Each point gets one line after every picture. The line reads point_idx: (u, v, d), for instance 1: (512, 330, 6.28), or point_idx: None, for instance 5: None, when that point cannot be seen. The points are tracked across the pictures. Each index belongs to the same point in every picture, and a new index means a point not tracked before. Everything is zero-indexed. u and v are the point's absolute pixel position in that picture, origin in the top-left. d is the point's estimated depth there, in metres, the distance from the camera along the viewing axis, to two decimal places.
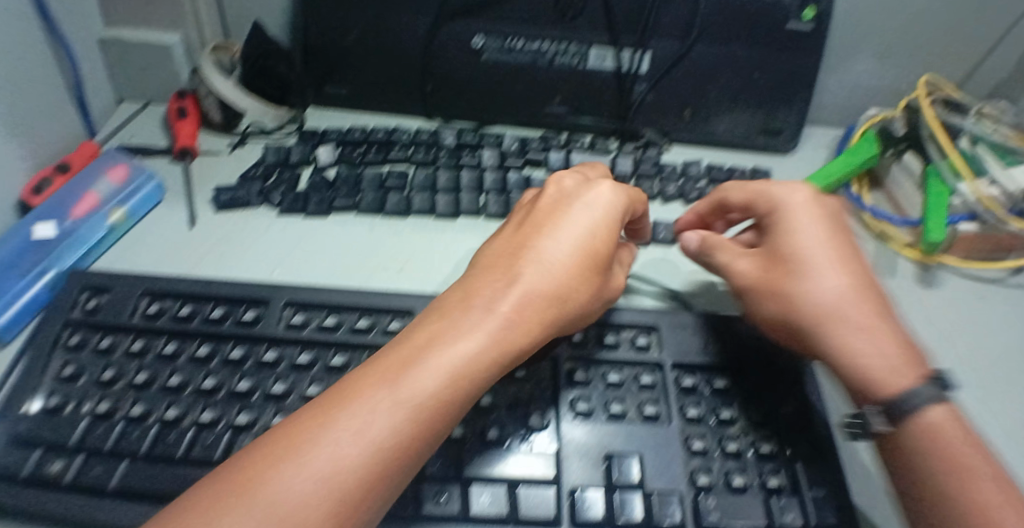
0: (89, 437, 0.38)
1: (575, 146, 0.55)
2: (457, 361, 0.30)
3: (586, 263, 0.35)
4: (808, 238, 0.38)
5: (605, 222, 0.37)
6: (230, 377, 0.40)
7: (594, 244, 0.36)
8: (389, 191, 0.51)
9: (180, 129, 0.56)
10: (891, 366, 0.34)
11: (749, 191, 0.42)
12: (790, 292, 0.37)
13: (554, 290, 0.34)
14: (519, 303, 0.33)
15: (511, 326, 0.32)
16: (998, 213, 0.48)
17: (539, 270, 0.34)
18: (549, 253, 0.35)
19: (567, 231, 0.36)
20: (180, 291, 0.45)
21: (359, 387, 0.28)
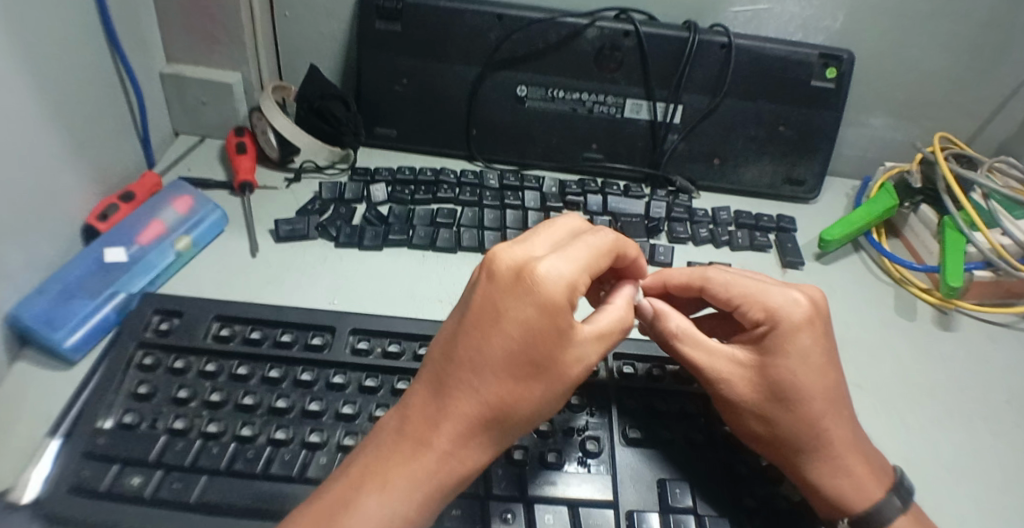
0: (168, 452, 0.40)
1: (611, 190, 0.58)
2: (460, 448, 0.31)
3: (507, 368, 0.30)
4: (793, 366, 0.36)
5: (548, 325, 0.30)
6: (301, 399, 0.43)
7: (525, 343, 0.30)
8: (439, 226, 0.55)
9: (239, 164, 0.60)
10: (856, 488, 0.37)
11: (736, 290, 0.39)
12: (765, 415, 0.37)
13: (483, 405, 0.31)
14: (453, 428, 0.31)
15: (443, 450, 0.31)
16: (1012, 262, 0.50)
17: (460, 382, 0.31)
18: (470, 360, 0.30)
19: (491, 329, 0.30)
20: (248, 316, 0.48)
21: (380, 479, 0.30)
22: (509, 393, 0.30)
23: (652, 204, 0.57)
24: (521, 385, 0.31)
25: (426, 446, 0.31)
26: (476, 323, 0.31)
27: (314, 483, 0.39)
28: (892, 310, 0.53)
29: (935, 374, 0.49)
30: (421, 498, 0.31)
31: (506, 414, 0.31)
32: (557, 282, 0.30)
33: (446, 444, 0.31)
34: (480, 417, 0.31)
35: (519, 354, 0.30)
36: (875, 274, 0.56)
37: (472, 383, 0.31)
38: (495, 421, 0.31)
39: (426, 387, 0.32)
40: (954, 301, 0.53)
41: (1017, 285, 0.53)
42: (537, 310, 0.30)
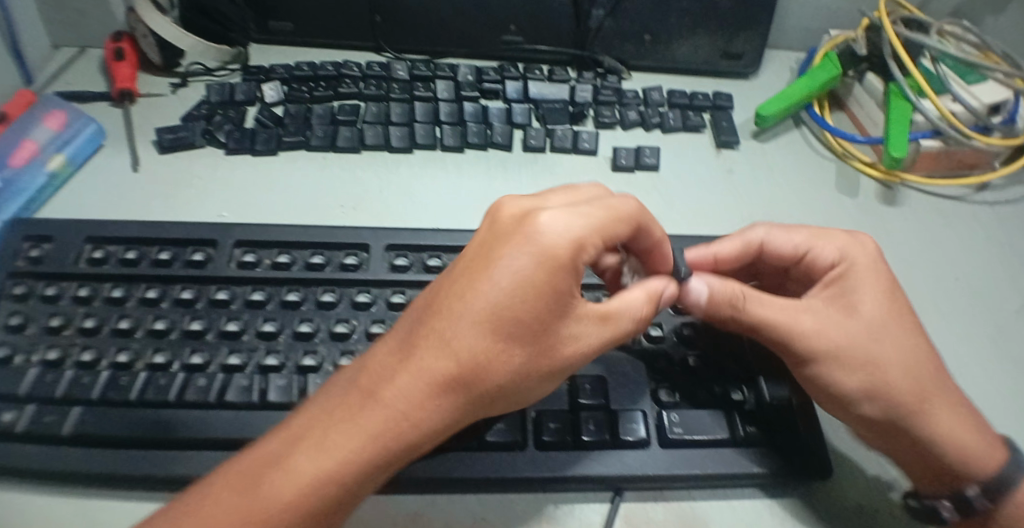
0: (39, 386, 0.36)
1: (532, 75, 0.52)
2: (421, 411, 0.27)
3: (484, 331, 0.27)
4: (880, 305, 0.35)
5: (538, 274, 0.27)
6: (181, 318, 0.39)
7: (508, 304, 0.27)
8: (340, 125, 0.49)
9: (118, 71, 0.53)
10: (981, 445, 0.34)
11: (795, 241, 0.38)
12: (870, 365, 0.33)
13: (445, 370, 0.27)
14: (405, 390, 0.27)
15: (391, 414, 0.27)
16: (961, 130, 0.47)
17: (426, 336, 0.28)
18: (449, 317, 0.27)
19: (476, 282, 0.27)
20: (126, 235, 0.43)
21: (321, 429, 0.27)
22: (482, 348, 0.27)
23: (577, 87, 0.51)
24: (500, 348, 0.27)
25: (374, 394, 0.28)
26: (464, 270, 0.28)
27: (193, 406, 0.36)
28: (831, 186, 0.49)
29: (878, 250, 0.46)
30: (367, 460, 0.27)
31: (474, 376, 0.27)
32: (551, 236, 0.27)
33: (400, 402, 0.27)
34: (441, 387, 0.27)
35: (499, 315, 0.27)
36: (815, 149, 0.52)
37: (439, 337, 0.27)
38: (461, 381, 0.27)
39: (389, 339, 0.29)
40: (899, 175, 0.49)
41: (969, 156, 0.50)
42: (525, 258, 0.27)
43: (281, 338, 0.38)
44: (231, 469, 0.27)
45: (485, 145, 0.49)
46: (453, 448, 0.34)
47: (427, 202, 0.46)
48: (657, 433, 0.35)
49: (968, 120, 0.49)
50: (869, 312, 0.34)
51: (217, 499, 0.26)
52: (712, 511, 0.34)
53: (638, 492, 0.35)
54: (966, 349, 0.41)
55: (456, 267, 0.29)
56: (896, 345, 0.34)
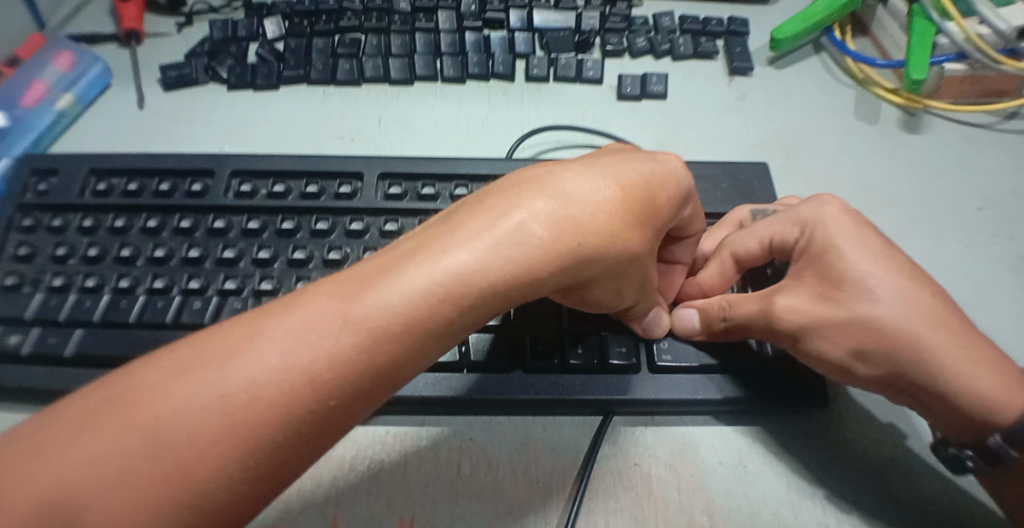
0: (45, 309, 0.38)
1: (537, 3, 0.50)
2: (554, 263, 0.25)
3: (632, 201, 0.27)
4: (863, 259, 0.31)
5: (675, 193, 0.29)
6: (180, 246, 0.39)
7: (656, 192, 0.28)
8: (340, 58, 0.48)
9: (124, 10, 0.53)
10: (1002, 385, 0.29)
11: (760, 234, 0.35)
12: (857, 325, 0.31)
13: (586, 225, 0.26)
14: (547, 229, 0.25)
15: (526, 249, 0.25)
16: (989, 53, 0.43)
17: (574, 187, 0.26)
18: (601, 186, 0.27)
19: (618, 167, 0.28)
20: (126, 167, 0.43)
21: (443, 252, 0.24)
22: (627, 224, 0.27)
23: (585, 15, 0.49)
24: (636, 232, 0.27)
25: (510, 234, 0.25)
26: (610, 157, 0.29)
27: (190, 328, 0.37)
28: (851, 114, 0.46)
29: (894, 177, 0.43)
30: (488, 301, 0.24)
31: (609, 249, 0.26)
32: (681, 167, 0.31)
33: (541, 247, 0.25)
34: (582, 238, 0.26)
35: (646, 197, 0.28)
36: (837, 76, 0.48)
37: (585, 201, 0.26)
38: (599, 247, 0.26)
39: (510, 186, 0.27)
40: (923, 100, 0.45)
41: (997, 81, 0.45)
42: (669, 176, 0.29)
43: (275, 265, 0.38)
44: (332, 279, 0.24)
45: (486, 76, 0.47)
46: (438, 367, 0.34)
47: (426, 133, 0.45)
48: (647, 358, 0.35)
49: (994, 45, 0.44)
50: (847, 271, 0.31)
51: (324, 306, 0.23)
52: (702, 433, 0.34)
53: (627, 416, 0.35)
54: (986, 284, 0.39)
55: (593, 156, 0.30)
56: (895, 310, 0.30)
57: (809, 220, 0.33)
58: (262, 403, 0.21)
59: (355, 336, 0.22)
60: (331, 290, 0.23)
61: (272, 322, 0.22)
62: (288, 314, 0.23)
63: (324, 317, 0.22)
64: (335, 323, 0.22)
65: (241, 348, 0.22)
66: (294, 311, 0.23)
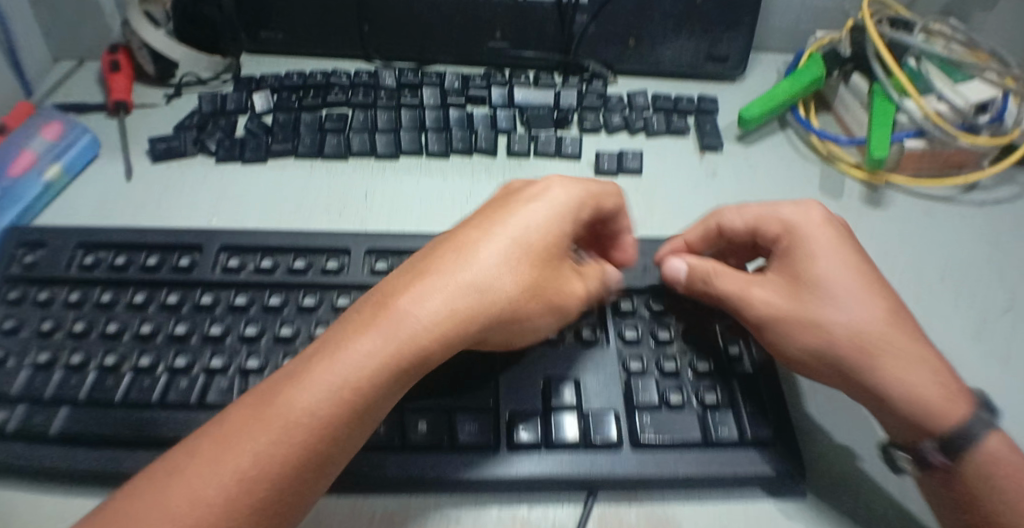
0: (31, 386, 0.37)
1: (518, 81, 0.53)
2: (451, 323, 0.30)
3: (511, 246, 0.33)
4: (830, 264, 0.36)
5: (556, 219, 0.34)
6: (166, 323, 0.39)
7: (532, 235, 0.34)
8: (327, 133, 0.50)
9: (113, 82, 0.54)
10: (942, 394, 0.33)
11: (748, 215, 0.39)
12: (817, 325, 0.35)
13: (472, 281, 0.32)
14: (433, 300, 0.31)
15: (419, 325, 0.30)
16: (947, 129, 0.47)
17: (464, 260, 0.32)
18: (479, 248, 0.33)
19: (537, 204, 0.35)
20: (114, 241, 0.44)
21: (346, 343, 0.29)
22: (507, 268, 0.32)
23: (563, 94, 0.52)
24: (521, 275, 0.33)
25: (396, 313, 0.30)
26: (488, 217, 0.35)
27: (176, 407, 0.36)
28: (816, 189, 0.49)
29: None
30: (398, 364, 0.29)
31: (499, 295, 0.32)
32: (563, 189, 0.36)
33: (432, 314, 0.30)
34: (468, 296, 0.31)
35: (522, 242, 0.33)
36: (804, 154, 0.51)
37: (468, 267, 0.32)
38: (493, 295, 0.32)
39: (458, 236, 0.34)
40: (884, 175, 0.49)
41: (956, 155, 0.49)
42: (545, 208, 0.35)
43: (262, 342, 0.39)
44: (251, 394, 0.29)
45: (470, 151, 0.49)
46: (426, 450, 0.34)
47: (412, 206, 0.47)
48: (629, 434, 0.35)
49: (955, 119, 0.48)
50: (814, 271, 0.36)
51: (247, 422, 0.27)
52: (687, 511, 0.35)
53: (612, 494, 0.35)
54: (950, 352, 0.41)
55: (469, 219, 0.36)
56: (852, 319, 0.34)
57: (791, 218, 0.38)
58: (312, 427, 0.27)
59: (287, 426, 0.27)
60: (249, 405, 0.28)
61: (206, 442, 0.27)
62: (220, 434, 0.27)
63: (256, 424, 0.27)
64: (269, 426, 0.27)
65: (178, 469, 0.26)
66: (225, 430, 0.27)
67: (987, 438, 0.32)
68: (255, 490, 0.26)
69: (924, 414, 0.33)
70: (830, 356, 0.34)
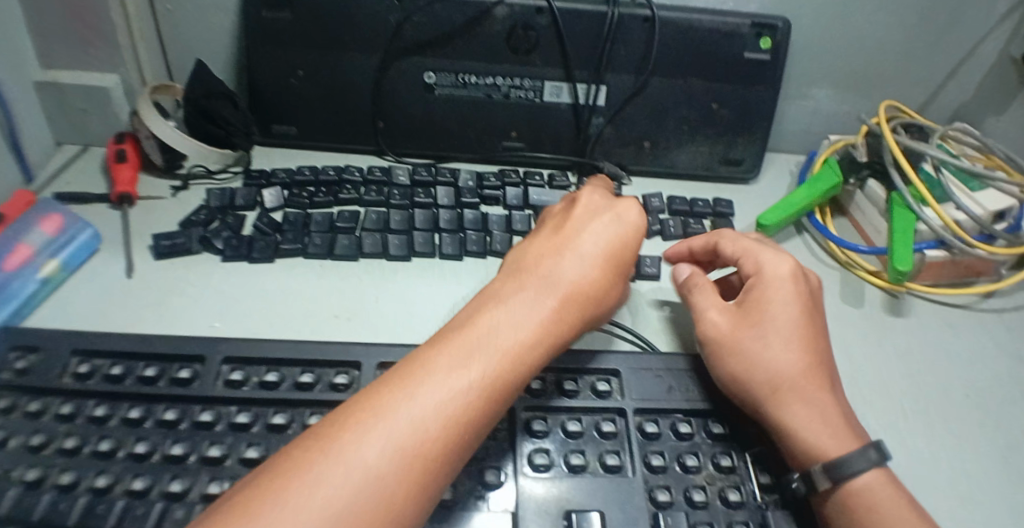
0: (16, 509, 0.34)
1: (532, 181, 0.53)
2: (533, 341, 0.33)
3: (589, 257, 0.38)
4: (782, 313, 0.39)
5: (615, 233, 0.39)
6: (162, 442, 0.37)
7: (602, 259, 0.38)
8: (338, 233, 0.49)
9: (117, 173, 0.53)
10: (830, 441, 0.35)
11: (739, 243, 0.43)
12: (741, 360, 0.37)
13: (548, 297, 0.35)
14: (516, 322, 0.33)
15: (504, 345, 0.32)
16: (967, 239, 0.47)
17: (537, 287, 0.36)
18: (552, 269, 0.37)
19: (599, 223, 0.40)
20: (113, 348, 0.41)
21: (436, 366, 0.30)
22: (576, 278, 0.36)
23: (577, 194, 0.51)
24: (590, 294, 0.37)
25: (478, 339, 0.32)
26: (547, 244, 0.39)
27: None
28: (839, 299, 0.48)
29: (890, 365, 0.44)
30: (492, 379, 0.31)
31: (574, 306, 0.36)
32: (630, 220, 0.40)
33: (511, 338, 0.33)
34: (546, 318, 0.34)
35: (593, 268, 0.37)
36: (822, 260, 0.51)
37: (536, 294, 0.35)
38: (566, 312, 0.35)
39: (524, 267, 0.37)
40: (905, 285, 0.48)
41: (976, 263, 0.49)
42: (607, 224, 0.40)
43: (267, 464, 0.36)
44: (332, 420, 0.28)
45: (484, 252, 0.48)
46: None
47: (423, 311, 0.45)
48: None
49: (972, 228, 0.49)
50: (770, 312, 0.39)
51: (334, 449, 0.26)
52: None
53: None
54: (997, 476, 0.38)
55: (526, 248, 0.39)
56: (777, 360, 0.37)
57: (768, 263, 0.41)
58: (438, 423, 0.28)
59: (397, 450, 0.27)
60: (339, 431, 0.27)
61: (303, 473, 0.25)
62: (315, 462, 0.26)
63: (358, 447, 0.26)
64: (368, 457, 0.26)
65: (287, 501, 0.24)
66: (320, 456, 0.26)
67: (863, 475, 0.33)
68: (387, 495, 0.26)
69: (807, 448, 0.35)
70: (744, 382, 0.37)
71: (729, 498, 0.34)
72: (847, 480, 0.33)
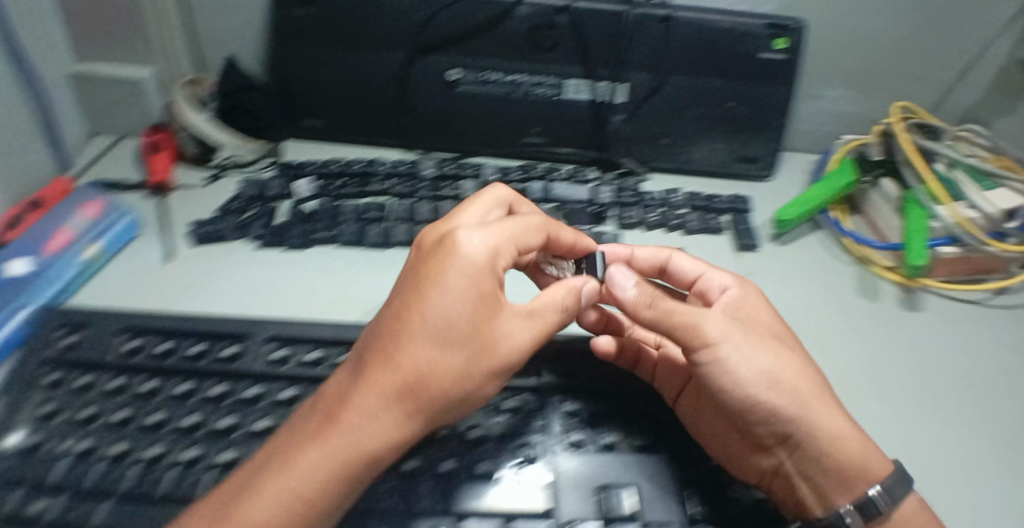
0: (69, 476, 0.35)
1: (554, 176, 0.55)
2: (387, 409, 0.31)
3: (472, 306, 0.32)
4: (789, 342, 0.37)
5: (469, 283, 0.33)
6: (212, 414, 0.38)
7: (433, 312, 0.32)
8: (368, 222, 0.51)
9: (153, 164, 0.55)
10: (861, 457, 0.34)
11: (692, 268, 0.43)
12: (770, 379, 0.35)
13: (413, 361, 0.31)
14: (381, 390, 0.31)
15: (361, 416, 0.31)
16: (979, 236, 0.48)
17: (424, 343, 0.32)
18: (417, 325, 0.32)
19: (445, 281, 0.32)
20: (160, 326, 0.44)
21: (328, 429, 0.31)
22: (424, 358, 0.31)
23: (598, 189, 0.54)
24: (468, 354, 0.32)
25: (348, 399, 0.31)
26: (417, 280, 0.33)
27: None
28: (853, 291, 0.50)
29: (904, 356, 0.45)
30: (374, 441, 0.31)
31: (424, 381, 0.31)
32: (482, 248, 0.34)
33: (357, 407, 0.31)
34: (401, 383, 0.31)
35: (448, 322, 0.32)
36: (836, 255, 0.53)
37: (421, 354, 0.32)
38: (430, 381, 0.31)
39: (480, 290, 0.33)
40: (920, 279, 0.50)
41: (986, 260, 0.50)
42: (454, 270, 0.33)
43: None
44: (222, 489, 0.30)
45: None
46: None
47: None
48: None
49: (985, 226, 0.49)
50: (766, 328, 0.37)
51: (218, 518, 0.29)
52: None
53: None
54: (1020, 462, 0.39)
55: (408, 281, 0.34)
56: (795, 375, 0.35)
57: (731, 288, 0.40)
58: (328, 478, 0.30)
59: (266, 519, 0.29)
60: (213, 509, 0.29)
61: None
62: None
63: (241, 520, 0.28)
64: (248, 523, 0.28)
65: None
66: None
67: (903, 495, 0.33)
68: None
69: (845, 474, 0.34)
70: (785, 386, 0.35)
71: (755, 477, 0.36)
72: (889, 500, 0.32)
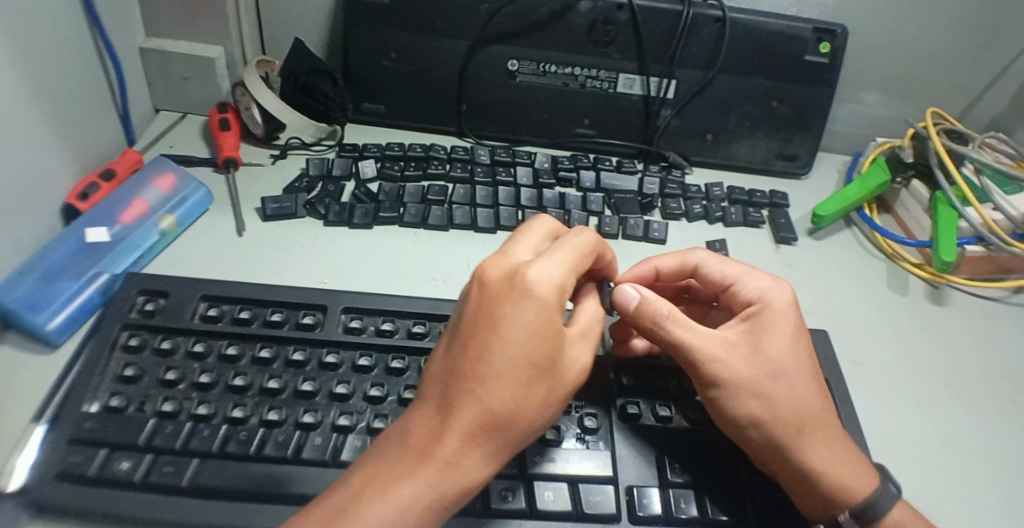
0: (158, 436, 0.38)
1: (603, 166, 0.58)
2: (475, 449, 0.31)
3: (549, 344, 0.31)
4: (799, 360, 0.38)
5: (542, 320, 0.31)
6: (293, 379, 0.42)
7: (517, 352, 0.30)
8: (431, 203, 0.54)
9: (222, 140, 0.57)
10: (847, 477, 0.36)
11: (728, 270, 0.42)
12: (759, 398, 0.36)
13: (496, 405, 0.30)
14: (466, 428, 0.30)
15: (451, 453, 0.30)
16: (1003, 237, 0.51)
17: (505, 385, 0.31)
18: (495, 365, 0.30)
19: (522, 311, 0.31)
20: (237, 296, 0.46)
21: (411, 470, 0.30)
22: (509, 396, 0.30)
23: (646, 180, 0.57)
24: (543, 389, 0.32)
25: (429, 447, 0.30)
26: (488, 317, 0.31)
27: (309, 464, 0.38)
28: (884, 284, 0.53)
29: (929, 349, 0.49)
30: (455, 481, 0.30)
31: (505, 418, 0.31)
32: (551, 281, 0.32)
33: (447, 453, 0.30)
34: (488, 424, 0.31)
35: (530, 361, 0.31)
36: (867, 250, 0.56)
37: (500, 395, 0.31)
38: (515, 423, 0.31)
39: (553, 327, 0.32)
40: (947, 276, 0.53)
41: (1008, 261, 0.54)
42: (531, 307, 0.31)
43: (387, 402, 0.41)
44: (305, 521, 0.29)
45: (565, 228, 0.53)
46: (553, 520, 0.35)
47: None
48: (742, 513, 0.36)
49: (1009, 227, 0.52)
50: (777, 350, 0.37)
51: None
52: None
53: None
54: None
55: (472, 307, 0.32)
56: (789, 396, 0.36)
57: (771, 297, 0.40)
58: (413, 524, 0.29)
59: None
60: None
61: None
62: None
63: None
64: None
65: None
66: None
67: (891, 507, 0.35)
68: None
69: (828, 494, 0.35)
70: (768, 424, 0.36)
71: None
72: (885, 516, 0.35)
